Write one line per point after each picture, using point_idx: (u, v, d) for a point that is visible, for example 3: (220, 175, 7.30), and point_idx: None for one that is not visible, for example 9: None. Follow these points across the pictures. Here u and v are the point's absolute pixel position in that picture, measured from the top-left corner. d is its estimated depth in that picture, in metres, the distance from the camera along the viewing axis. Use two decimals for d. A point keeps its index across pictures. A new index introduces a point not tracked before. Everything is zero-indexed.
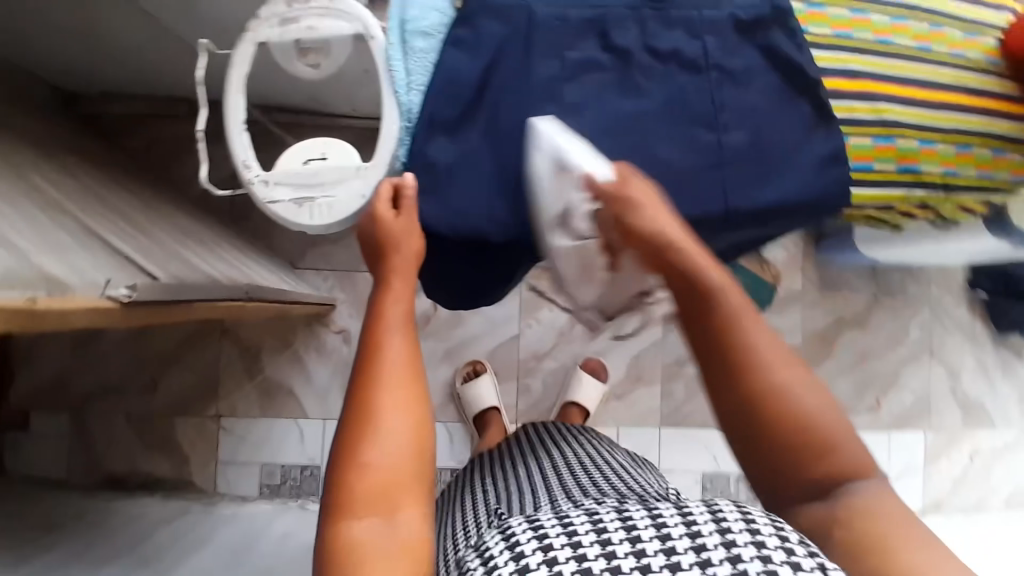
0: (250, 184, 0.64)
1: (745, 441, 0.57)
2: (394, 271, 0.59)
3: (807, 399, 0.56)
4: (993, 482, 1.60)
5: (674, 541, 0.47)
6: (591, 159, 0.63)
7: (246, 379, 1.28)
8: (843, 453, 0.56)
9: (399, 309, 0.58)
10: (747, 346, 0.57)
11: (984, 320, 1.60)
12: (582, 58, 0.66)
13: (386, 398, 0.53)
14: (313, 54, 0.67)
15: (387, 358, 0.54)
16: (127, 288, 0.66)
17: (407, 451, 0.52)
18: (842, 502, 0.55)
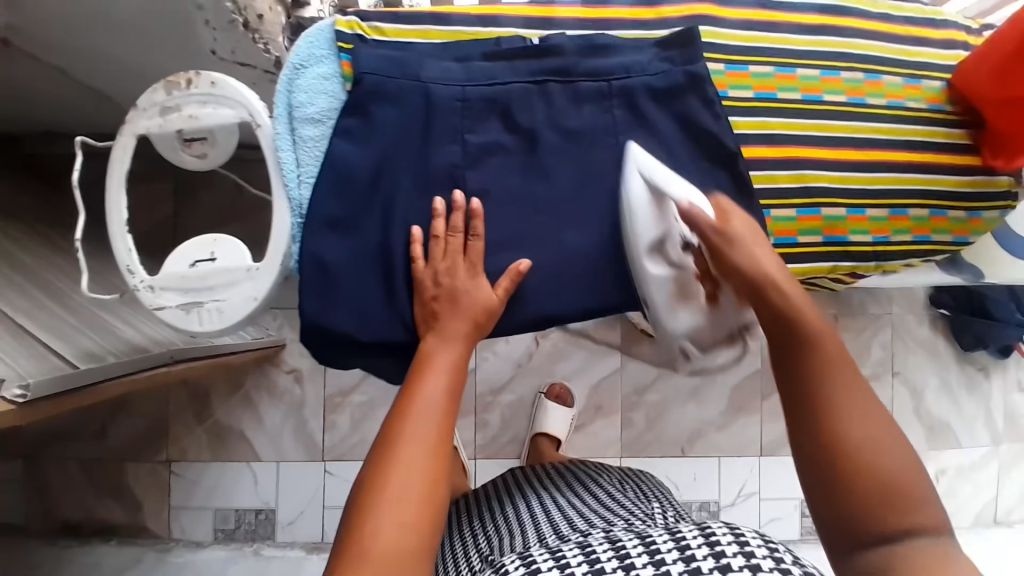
0: (135, 290, 0.60)
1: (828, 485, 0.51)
2: (438, 319, 0.60)
3: (892, 460, 0.50)
4: (960, 500, 1.49)
5: (667, 565, 0.55)
6: (683, 183, 0.63)
7: (196, 423, 1.33)
8: (923, 512, 0.49)
9: (442, 383, 0.58)
10: (836, 395, 0.52)
11: (947, 337, 1.50)
12: (484, 141, 0.64)
13: (407, 458, 0.53)
14: (198, 145, 0.63)
15: (422, 431, 0.55)
16: (19, 389, 0.68)
17: (418, 514, 0.51)
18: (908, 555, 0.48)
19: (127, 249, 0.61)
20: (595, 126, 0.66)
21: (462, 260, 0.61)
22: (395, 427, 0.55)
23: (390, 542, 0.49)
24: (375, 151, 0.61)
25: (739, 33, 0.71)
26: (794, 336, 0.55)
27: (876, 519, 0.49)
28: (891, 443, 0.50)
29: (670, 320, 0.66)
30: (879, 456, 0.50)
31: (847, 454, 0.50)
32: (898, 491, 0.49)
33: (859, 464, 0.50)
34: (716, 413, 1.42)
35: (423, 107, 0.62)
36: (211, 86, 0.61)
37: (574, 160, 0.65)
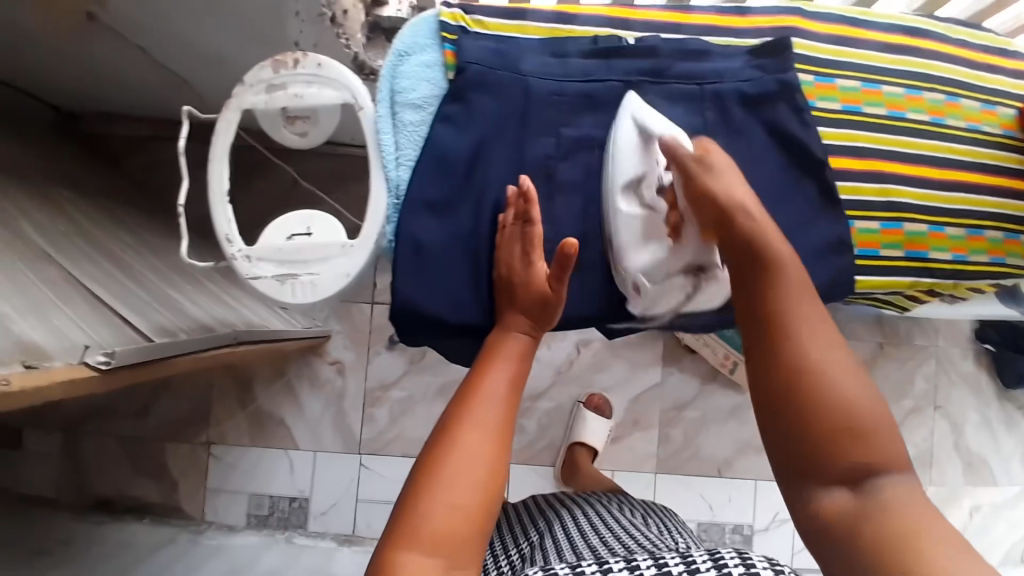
0: (232, 259, 0.62)
1: (786, 406, 0.53)
2: (511, 312, 0.60)
3: (846, 386, 0.52)
4: (996, 540, 1.46)
5: None
6: (667, 126, 0.65)
7: (237, 407, 1.34)
8: (879, 445, 0.51)
9: (504, 374, 0.57)
10: (794, 319, 0.55)
11: (991, 373, 1.48)
12: (578, 135, 0.66)
13: (470, 442, 0.52)
14: (301, 122, 0.65)
15: (485, 420, 0.54)
16: (105, 356, 0.66)
17: (475, 500, 0.50)
18: (870, 497, 0.49)
19: (227, 219, 0.63)
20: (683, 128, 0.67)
21: (521, 246, 0.61)
22: (461, 410, 0.54)
23: (442, 523, 0.48)
24: (473, 138, 0.63)
25: (828, 47, 0.72)
26: (753, 263, 0.58)
27: (831, 454, 0.51)
28: (845, 372, 0.53)
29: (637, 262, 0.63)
30: (834, 391, 0.52)
31: (796, 380, 0.53)
32: (847, 417, 0.51)
33: (814, 389, 0.52)
34: (753, 435, 1.40)
35: (521, 100, 0.64)
36: (317, 67, 0.63)
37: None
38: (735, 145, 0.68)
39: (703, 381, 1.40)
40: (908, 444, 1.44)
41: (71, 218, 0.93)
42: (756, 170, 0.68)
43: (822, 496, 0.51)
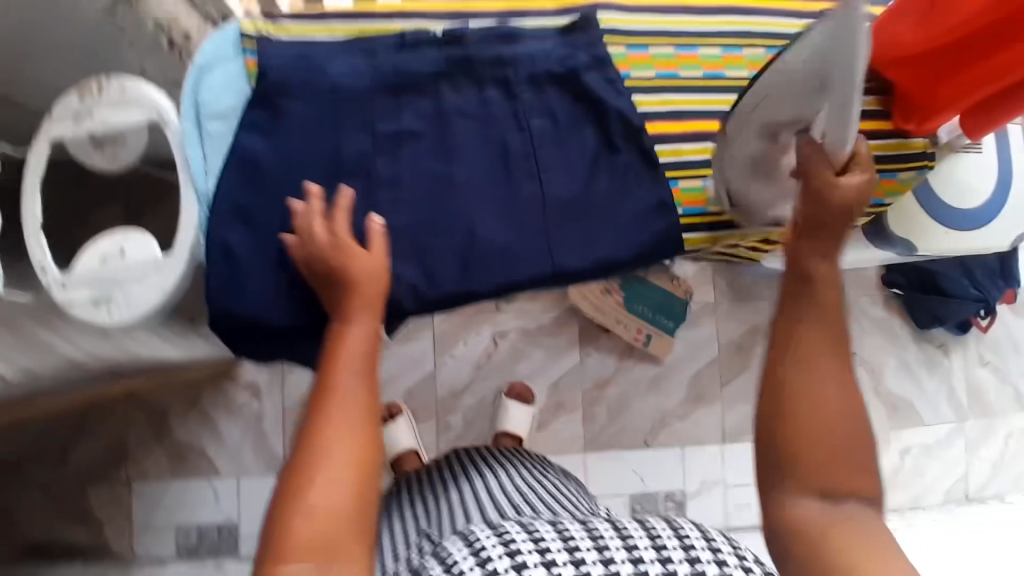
0: (47, 288, 0.61)
1: (771, 425, 0.57)
2: (359, 305, 0.59)
3: (844, 419, 0.56)
4: (924, 478, 1.50)
5: (615, 563, 0.51)
6: (846, 83, 0.53)
7: (156, 442, 1.32)
8: (862, 480, 0.56)
9: (358, 363, 0.56)
10: (808, 340, 0.58)
11: (903, 317, 1.52)
12: (393, 129, 0.66)
13: (332, 441, 0.52)
14: (109, 146, 0.64)
15: (344, 412, 0.53)
16: None
17: (347, 497, 0.50)
18: (841, 513, 0.55)
19: (41, 248, 0.62)
20: (499, 119, 0.68)
21: (332, 246, 0.60)
22: (322, 403, 0.54)
23: (315, 525, 0.48)
24: (282, 143, 0.63)
25: (638, 18, 0.72)
26: (817, 233, 0.60)
27: (808, 470, 0.55)
28: (849, 404, 0.56)
29: (766, 202, 0.70)
30: (827, 402, 0.56)
31: (795, 398, 0.56)
32: (842, 452, 0.55)
33: (812, 411, 0.56)
34: (675, 404, 1.43)
35: (331, 101, 0.64)
36: (121, 89, 0.63)
37: (480, 147, 0.68)
38: (552, 122, 0.69)
39: (621, 358, 1.42)
40: None
41: None
42: (577, 145, 0.69)
43: (795, 507, 0.55)
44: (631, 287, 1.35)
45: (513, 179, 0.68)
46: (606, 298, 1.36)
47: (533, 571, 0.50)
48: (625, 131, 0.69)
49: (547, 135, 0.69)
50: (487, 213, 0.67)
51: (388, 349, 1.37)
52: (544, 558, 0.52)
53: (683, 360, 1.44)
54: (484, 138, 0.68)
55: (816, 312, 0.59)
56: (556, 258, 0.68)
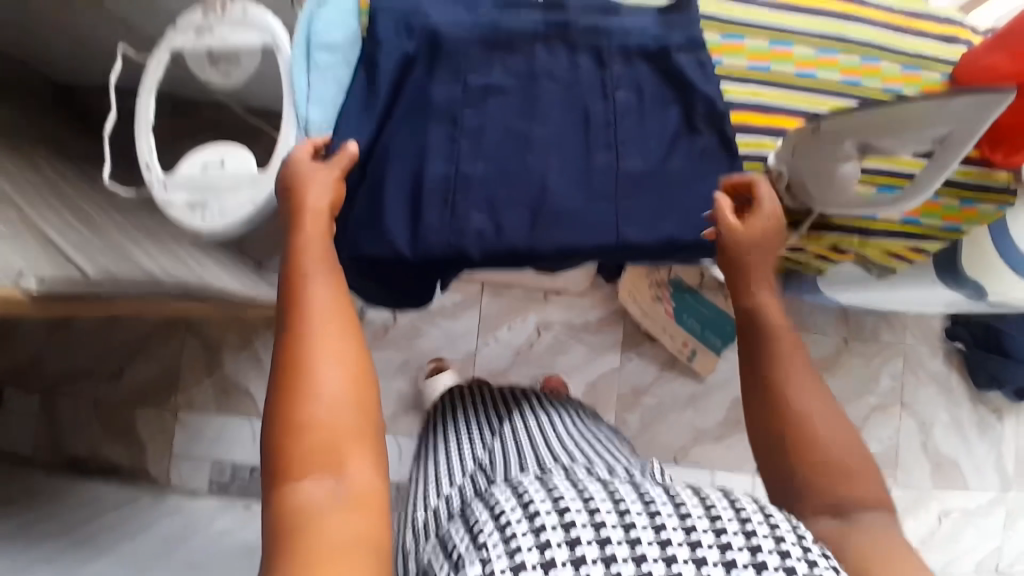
0: (150, 184, 0.66)
1: (766, 435, 0.61)
2: (307, 221, 0.59)
3: (827, 435, 0.58)
4: (963, 546, 1.42)
5: (664, 521, 0.49)
6: (957, 146, 0.56)
7: (206, 374, 1.39)
8: (863, 489, 0.56)
9: (323, 274, 0.56)
10: (786, 372, 0.61)
11: (961, 373, 1.46)
12: (482, 83, 0.68)
13: (320, 350, 0.51)
14: (224, 64, 0.71)
15: (321, 313, 0.53)
16: (37, 280, 0.69)
17: (349, 404, 0.50)
18: (853, 524, 0.54)
19: (148, 147, 0.67)
20: (585, 89, 0.70)
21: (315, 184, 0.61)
22: (299, 314, 0.53)
23: (324, 427, 0.49)
24: (380, 78, 0.66)
25: (740, 6, 0.73)
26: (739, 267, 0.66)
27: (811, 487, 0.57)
28: (830, 419, 0.59)
29: (822, 201, 0.69)
30: (812, 425, 0.59)
31: (781, 418, 0.60)
32: (837, 465, 0.57)
33: (800, 433, 0.59)
34: (711, 424, 1.41)
35: (432, 46, 0.67)
36: (243, 13, 0.68)
37: (563, 111, 0.70)
38: (634, 96, 0.70)
39: (662, 368, 1.41)
40: (874, 442, 1.42)
41: (42, 173, 0.96)
42: (659, 122, 0.70)
43: (813, 525, 0.56)
44: (687, 298, 1.36)
45: (589, 146, 0.70)
46: (654, 304, 1.36)
47: (583, 535, 0.48)
48: (706, 113, 0.70)
49: (630, 108, 0.70)
50: (560, 173, 0.69)
51: (433, 321, 1.40)
52: (595, 520, 0.49)
53: (726, 381, 1.42)
54: (569, 102, 0.70)
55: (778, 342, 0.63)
56: (622, 229, 0.69)
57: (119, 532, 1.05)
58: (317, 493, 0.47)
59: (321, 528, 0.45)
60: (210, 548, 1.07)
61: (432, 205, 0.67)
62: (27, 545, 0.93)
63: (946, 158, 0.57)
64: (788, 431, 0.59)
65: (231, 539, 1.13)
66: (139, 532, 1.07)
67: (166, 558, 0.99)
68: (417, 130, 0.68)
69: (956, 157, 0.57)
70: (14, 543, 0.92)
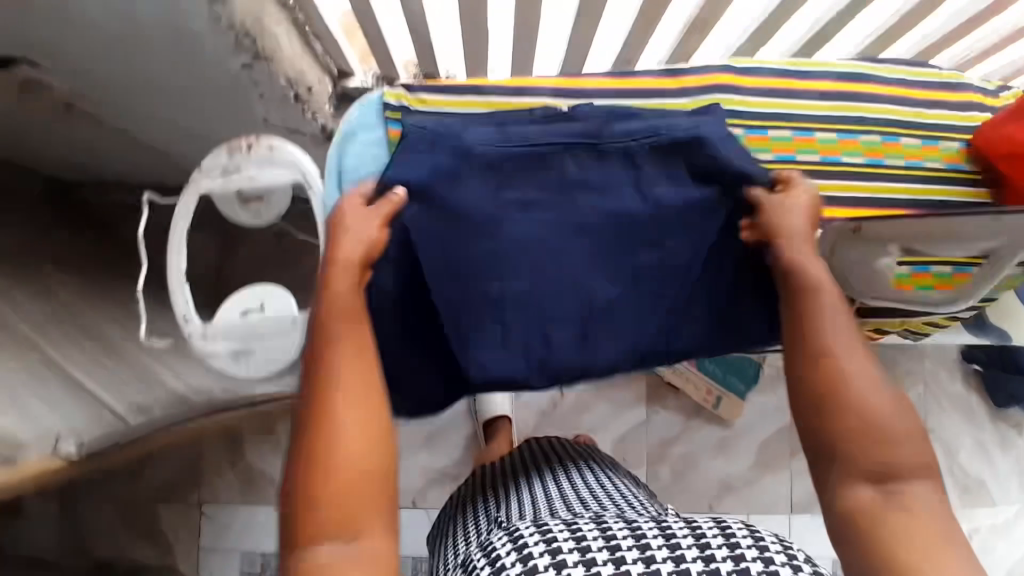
0: (189, 336, 0.65)
1: (808, 404, 0.60)
2: (336, 276, 0.61)
3: (873, 402, 0.57)
4: (999, 566, 1.42)
5: (657, 563, 0.59)
6: None
7: (228, 464, 1.36)
8: (906, 453, 0.55)
9: (343, 343, 0.58)
10: (826, 341, 0.60)
11: (981, 393, 1.46)
12: (517, 203, 0.68)
13: (343, 416, 0.55)
14: (255, 204, 0.71)
15: (349, 382, 0.57)
16: (75, 446, 0.69)
17: (365, 459, 0.53)
18: (896, 499, 0.54)
19: (185, 300, 0.67)
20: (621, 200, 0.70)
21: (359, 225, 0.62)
22: (321, 387, 0.56)
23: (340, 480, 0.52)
24: (423, 211, 0.66)
25: (759, 100, 0.75)
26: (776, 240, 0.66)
27: (854, 454, 0.56)
28: (871, 389, 0.58)
29: (866, 292, 0.71)
30: (863, 399, 0.57)
31: (829, 386, 0.58)
32: (877, 431, 0.56)
33: (842, 406, 0.58)
34: (741, 468, 1.41)
35: (470, 172, 0.67)
36: (269, 149, 0.68)
37: (602, 223, 0.69)
38: (654, 205, 0.70)
39: (688, 417, 1.41)
40: None
41: (56, 297, 0.91)
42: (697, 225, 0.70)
43: (849, 493, 0.56)
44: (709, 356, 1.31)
45: (621, 254, 0.70)
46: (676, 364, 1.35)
47: None
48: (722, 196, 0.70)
49: (668, 216, 0.70)
50: (604, 284, 0.69)
51: None
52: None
53: (751, 424, 1.41)
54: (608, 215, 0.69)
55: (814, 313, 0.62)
56: None
57: None
58: (337, 556, 0.50)
59: None
60: None
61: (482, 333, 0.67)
62: None
63: (990, 271, 0.64)
64: (826, 399, 0.58)
65: None
66: None
67: None
68: (455, 260, 0.67)
69: (998, 271, 0.64)
70: None
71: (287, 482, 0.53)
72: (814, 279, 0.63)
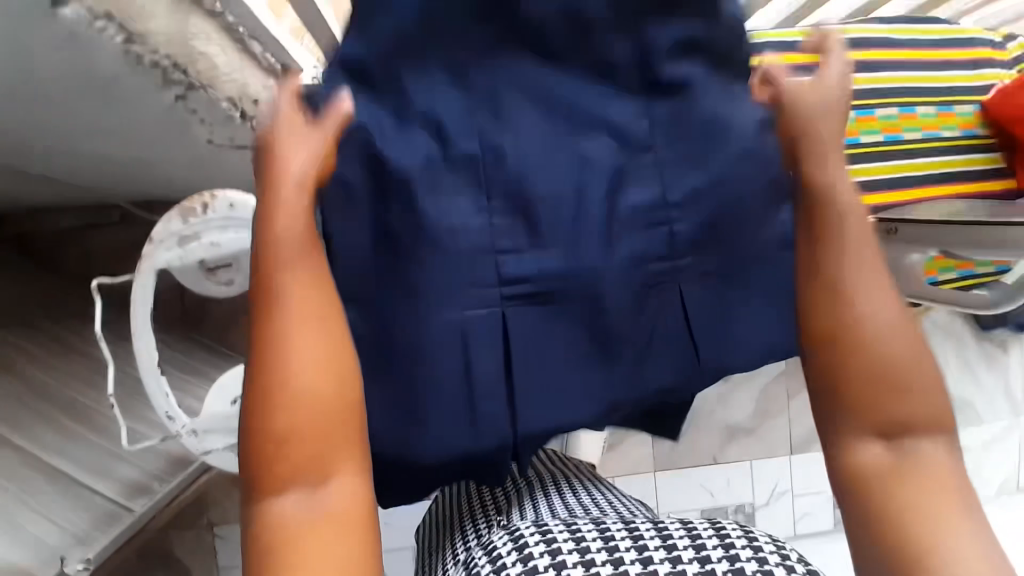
0: (177, 436, 0.59)
1: (808, 345, 0.46)
2: (276, 182, 0.45)
3: (895, 346, 0.43)
4: (986, 475, 1.51)
5: (651, 554, 0.48)
6: None
7: (231, 483, 1.33)
8: (921, 409, 0.42)
9: (303, 270, 0.44)
10: (852, 255, 0.45)
11: (965, 316, 1.49)
12: (512, 247, 0.62)
13: (301, 336, 0.41)
14: (223, 272, 0.62)
15: (314, 305, 0.43)
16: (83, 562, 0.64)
17: (327, 393, 0.41)
18: (906, 460, 0.42)
19: (164, 394, 0.60)
20: (637, 204, 0.64)
21: (302, 131, 0.47)
22: (275, 308, 0.42)
23: (308, 408, 0.40)
24: (426, 245, 0.60)
25: None
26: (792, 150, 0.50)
27: (863, 408, 0.43)
28: (897, 326, 0.44)
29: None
30: (878, 340, 0.43)
31: (834, 315, 0.44)
32: (899, 382, 0.42)
33: (854, 343, 0.43)
34: (742, 418, 1.43)
35: (477, 197, 0.62)
36: (230, 207, 0.60)
37: (619, 245, 0.63)
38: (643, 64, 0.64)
39: None
40: None
41: (12, 368, 0.83)
42: (719, 228, 0.65)
43: (854, 450, 0.43)
44: None
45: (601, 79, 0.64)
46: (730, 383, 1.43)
47: None
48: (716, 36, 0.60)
49: (687, 226, 0.65)
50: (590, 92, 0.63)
51: None
52: (615, 567, 0.47)
53: (748, 376, 1.43)
54: (622, 226, 0.64)
55: (833, 233, 0.46)
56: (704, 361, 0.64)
57: None
58: (298, 506, 0.39)
59: (303, 553, 0.37)
60: None
61: (492, 396, 0.60)
62: None
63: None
64: (832, 343, 0.44)
65: None
66: None
67: None
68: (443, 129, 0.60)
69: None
70: None
71: (239, 442, 0.40)
72: (827, 188, 0.47)
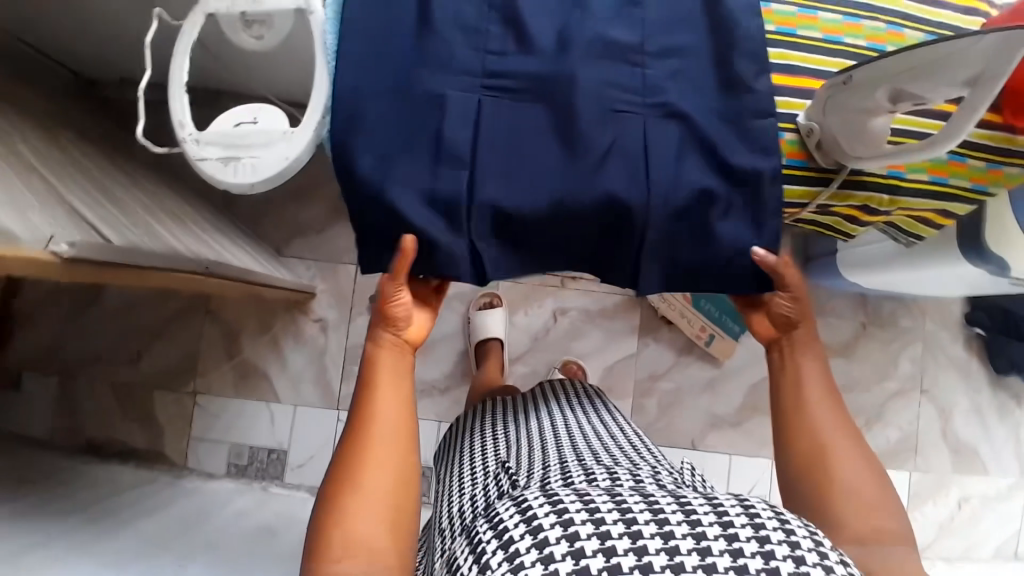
0: (182, 141, 0.68)
1: (802, 486, 0.72)
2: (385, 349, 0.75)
3: (850, 470, 0.71)
4: (984, 533, 1.40)
5: (671, 526, 0.53)
6: (987, 87, 0.58)
7: (225, 358, 1.40)
8: (887, 520, 0.68)
9: (388, 403, 0.71)
10: (817, 435, 0.74)
11: (982, 360, 1.43)
12: (498, 51, 0.68)
13: (378, 456, 0.68)
14: (257, 27, 0.73)
15: (387, 435, 0.69)
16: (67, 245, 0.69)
17: (381, 508, 0.65)
18: (871, 552, 0.65)
19: (182, 106, 0.69)
20: (620, 37, 0.68)
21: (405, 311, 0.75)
22: (367, 437, 0.69)
23: (367, 511, 0.65)
24: (430, 34, 0.67)
25: None
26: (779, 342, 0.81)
27: (836, 510, 0.69)
28: (854, 467, 0.72)
29: (852, 154, 0.69)
30: (840, 468, 0.71)
31: (818, 464, 0.72)
32: (861, 496, 0.70)
33: (826, 474, 0.72)
34: (729, 409, 1.40)
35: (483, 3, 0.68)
36: None
37: (597, 65, 0.68)
38: None
39: (680, 354, 1.41)
40: (892, 427, 1.40)
41: (66, 143, 0.94)
42: (696, 75, 0.69)
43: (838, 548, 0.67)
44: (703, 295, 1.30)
45: None
46: (674, 296, 1.34)
47: (623, 560, 0.50)
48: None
49: (666, 69, 0.69)
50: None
51: (451, 307, 1.41)
52: (635, 542, 0.52)
53: (742, 368, 1.41)
54: (605, 50, 0.68)
55: (800, 412, 0.76)
56: (651, 185, 0.69)
57: (135, 513, 1.06)
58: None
59: None
60: (229, 536, 1.07)
61: (456, 163, 0.67)
62: (42, 521, 0.94)
63: (975, 100, 0.59)
64: (809, 470, 0.73)
65: (246, 521, 1.14)
66: (157, 513, 1.09)
67: (181, 540, 1.00)
68: None
69: (986, 97, 0.58)
70: (30, 520, 0.92)
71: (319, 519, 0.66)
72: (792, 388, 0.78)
